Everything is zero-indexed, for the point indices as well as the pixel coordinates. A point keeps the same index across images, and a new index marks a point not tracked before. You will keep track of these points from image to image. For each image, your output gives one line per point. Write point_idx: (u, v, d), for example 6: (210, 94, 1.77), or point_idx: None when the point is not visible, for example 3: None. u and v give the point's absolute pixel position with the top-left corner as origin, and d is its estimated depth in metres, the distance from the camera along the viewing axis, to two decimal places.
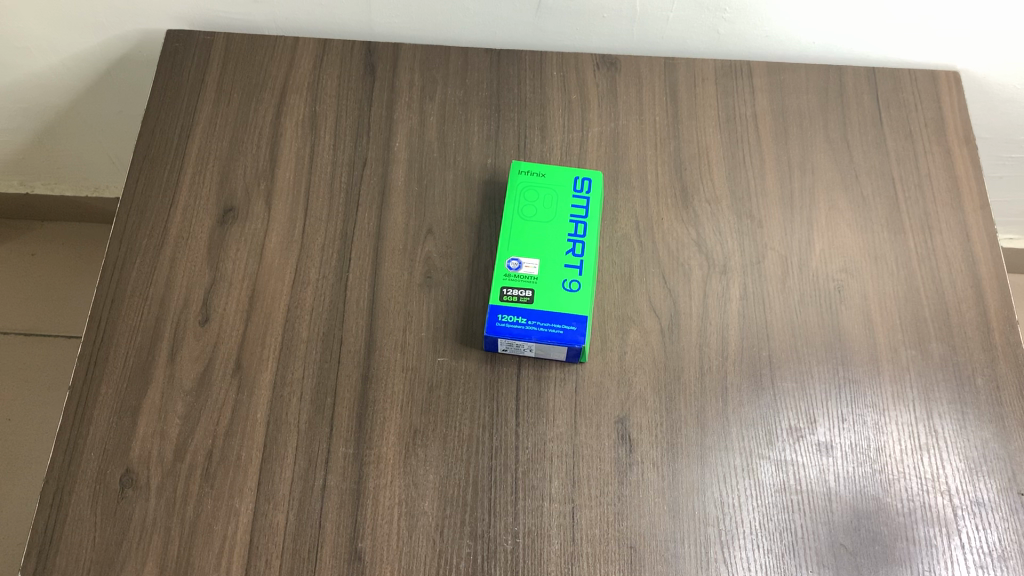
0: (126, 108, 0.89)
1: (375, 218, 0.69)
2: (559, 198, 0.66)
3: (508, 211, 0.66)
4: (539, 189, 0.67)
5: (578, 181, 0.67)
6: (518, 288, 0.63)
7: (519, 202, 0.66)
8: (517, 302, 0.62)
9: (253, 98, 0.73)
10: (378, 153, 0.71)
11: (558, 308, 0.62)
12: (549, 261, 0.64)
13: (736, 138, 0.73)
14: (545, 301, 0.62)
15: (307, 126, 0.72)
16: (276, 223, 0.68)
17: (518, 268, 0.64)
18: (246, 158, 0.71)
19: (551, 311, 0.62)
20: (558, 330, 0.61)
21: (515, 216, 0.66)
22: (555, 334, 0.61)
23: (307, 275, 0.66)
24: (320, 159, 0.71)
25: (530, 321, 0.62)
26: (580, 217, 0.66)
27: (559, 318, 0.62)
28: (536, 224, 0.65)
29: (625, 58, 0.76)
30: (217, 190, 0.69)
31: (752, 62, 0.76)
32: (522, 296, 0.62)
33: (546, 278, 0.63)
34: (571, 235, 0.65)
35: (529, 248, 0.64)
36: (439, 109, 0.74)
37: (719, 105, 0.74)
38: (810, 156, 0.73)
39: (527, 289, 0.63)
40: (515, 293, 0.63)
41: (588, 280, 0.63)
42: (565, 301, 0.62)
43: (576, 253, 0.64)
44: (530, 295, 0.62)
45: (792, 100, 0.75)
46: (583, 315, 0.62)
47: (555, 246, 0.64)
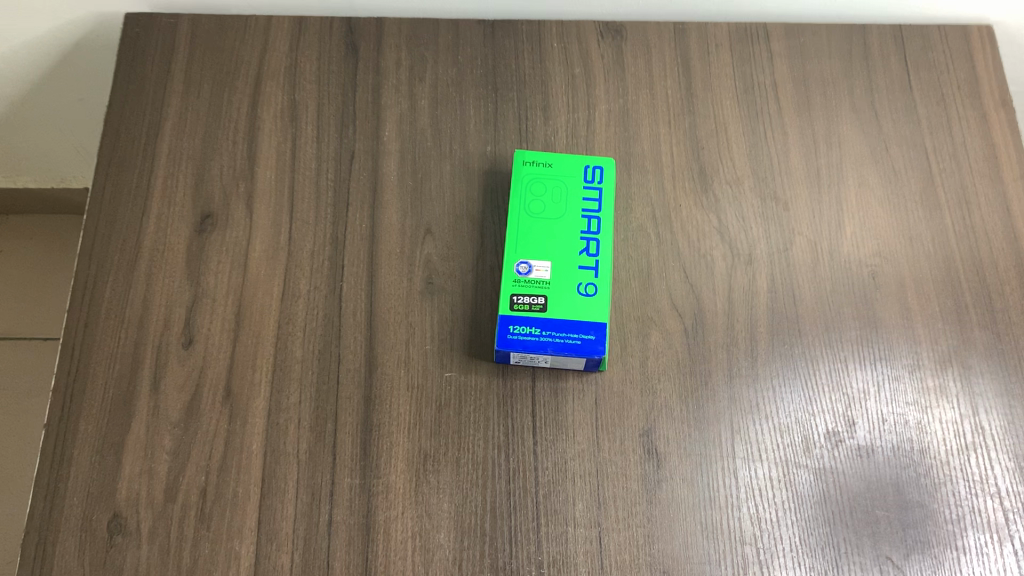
0: (87, 95, 0.82)
1: (368, 219, 0.63)
2: (569, 191, 0.61)
3: (513, 208, 0.60)
4: (546, 182, 0.61)
5: (589, 171, 0.62)
6: (530, 295, 0.58)
7: (525, 197, 0.61)
8: (529, 311, 0.57)
9: (225, 87, 0.67)
10: (366, 144, 0.65)
11: (576, 315, 0.57)
12: (562, 262, 0.58)
13: (755, 111, 0.67)
14: (560, 308, 0.57)
15: (287, 117, 0.66)
16: (260, 230, 0.62)
17: (529, 272, 0.58)
18: (222, 156, 0.64)
19: (567, 319, 0.57)
20: (576, 340, 0.56)
21: (522, 213, 0.60)
22: (573, 345, 0.56)
23: (297, 287, 0.61)
24: (304, 155, 0.64)
25: (545, 332, 0.57)
26: (593, 212, 0.60)
27: (576, 327, 0.57)
28: (545, 221, 0.60)
29: (631, 25, 0.70)
30: (193, 195, 0.63)
31: (769, 25, 0.70)
32: (535, 303, 0.57)
33: (560, 283, 0.58)
34: (585, 233, 0.59)
35: (539, 248, 0.59)
36: (430, 91, 0.67)
37: (735, 74, 0.68)
38: (835, 128, 0.67)
39: (539, 295, 0.58)
40: (527, 300, 0.57)
41: (606, 282, 0.58)
42: (583, 308, 0.57)
43: (591, 253, 0.59)
44: (543, 302, 0.57)
45: (814, 65, 0.69)
46: (603, 323, 0.57)
47: (568, 246, 0.59)
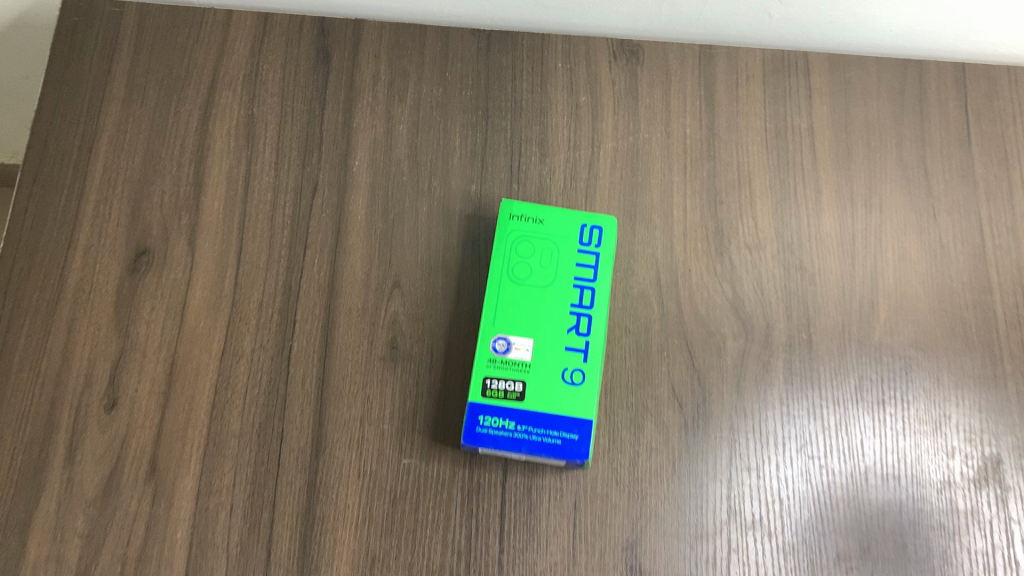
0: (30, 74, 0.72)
1: (327, 266, 0.54)
2: (561, 254, 0.52)
3: (494, 270, 0.52)
4: (535, 241, 0.52)
5: (586, 229, 0.53)
6: (505, 379, 0.49)
7: (509, 258, 0.52)
8: (503, 400, 0.49)
9: (173, 95, 0.57)
10: (332, 175, 0.56)
11: (557, 408, 0.49)
12: (546, 342, 0.50)
13: (786, 160, 0.58)
14: (540, 398, 0.49)
15: (242, 136, 0.57)
16: (202, 273, 0.54)
17: (506, 351, 0.50)
18: (164, 180, 0.56)
19: (547, 412, 0.49)
20: (556, 438, 0.48)
21: (504, 277, 0.51)
22: (551, 444, 0.48)
23: (240, 345, 0.53)
24: (258, 184, 0.56)
25: (519, 427, 0.49)
26: (586, 281, 0.51)
27: (557, 422, 0.49)
28: (530, 289, 0.51)
29: (650, 46, 0.60)
30: (128, 226, 0.55)
31: (810, 54, 0.60)
32: (510, 389, 0.49)
33: (542, 366, 0.50)
34: (575, 307, 0.51)
35: (520, 323, 0.50)
36: (411, 114, 0.58)
37: (767, 114, 0.59)
38: (877, 186, 0.58)
39: (516, 380, 0.49)
40: (502, 385, 0.49)
41: (595, 369, 0.50)
42: (566, 399, 0.49)
43: (582, 332, 0.51)
44: (520, 390, 0.49)
45: (858, 108, 0.59)
46: (588, 419, 0.49)
47: (555, 322, 0.50)
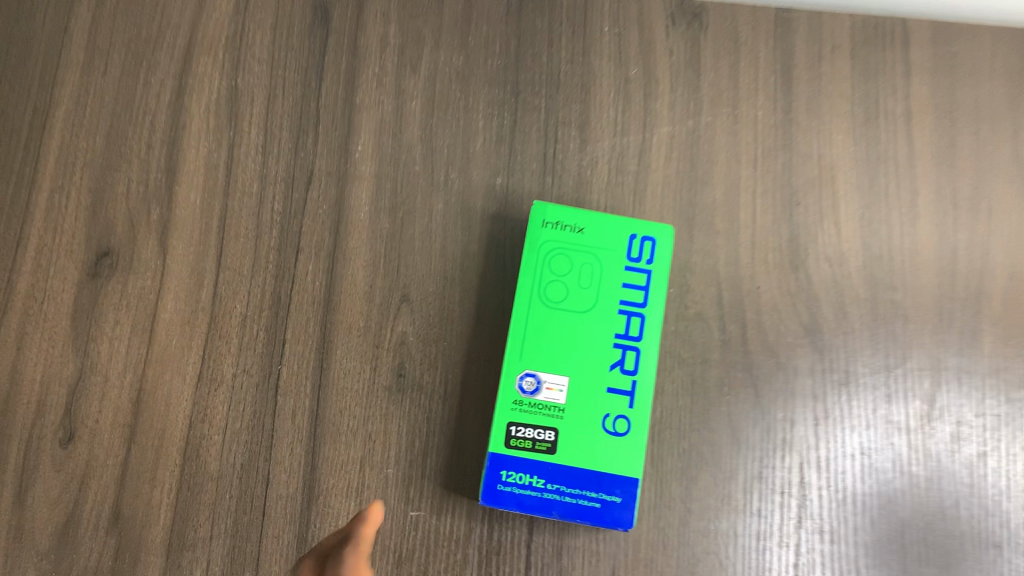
0: None
1: (323, 274, 0.46)
2: (603, 272, 0.43)
3: (522, 289, 0.42)
4: (572, 253, 0.43)
5: (635, 240, 0.43)
6: (534, 427, 0.41)
7: (541, 274, 0.43)
8: (531, 452, 0.41)
9: (141, 60, 0.48)
10: (330, 163, 0.47)
11: (595, 464, 0.41)
12: (584, 382, 0.41)
13: (877, 153, 0.48)
14: (575, 450, 0.41)
15: (223, 113, 0.47)
16: (175, 280, 0.45)
17: (536, 391, 0.41)
18: (131, 166, 0.47)
19: (583, 468, 0.41)
20: (593, 498, 0.41)
21: (534, 299, 0.42)
22: (588, 505, 0.41)
23: (220, 370, 0.44)
24: (243, 172, 0.47)
25: (550, 484, 0.41)
26: (634, 306, 0.42)
27: (595, 481, 0.41)
28: (565, 316, 0.42)
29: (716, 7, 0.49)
30: (88, 221, 0.46)
31: (911, 21, 0.49)
32: (540, 439, 0.41)
33: (578, 412, 0.41)
34: (620, 340, 0.42)
35: (553, 358, 0.42)
36: (425, 87, 0.48)
37: (855, 95, 0.49)
38: (985, 187, 0.48)
39: (547, 428, 0.41)
40: (529, 434, 0.41)
41: (643, 416, 0.42)
42: (607, 453, 0.41)
43: (627, 370, 0.42)
44: (552, 440, 0.41)
45: (967, 89, 0.49)
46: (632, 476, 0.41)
47: (595, 357, 0.42)
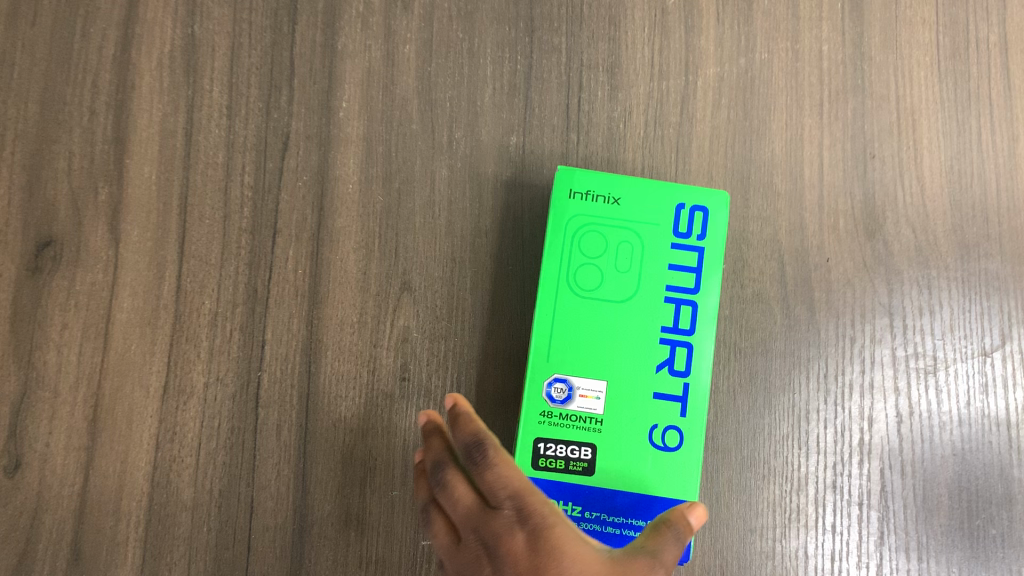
0: None
1: (307, 261, 0.38)
2: (645, 252, 0.35)
3: (547, 275, 0.35)
4: (607, 230, 0.35)
5: (682, 212, 0.35)
6: (567, 443, 0.34)
7: (569, 257, 0.35)
8: (563, 473, 0.34)
9: (75, 3, 0.39)
10: (310, 125, 0.39)
11: (642, 486, 0.34)
12: (626, 387, 0.34)
13: (967, 91, 0.40)
14: (617, 471, 0.34)
15: (179, 68, 0.39)
16: (132, 274, 0.38)
17: (567, 400, 0.34)
18: (71, 135, 0.39)
19: (628, 492, 0.34)
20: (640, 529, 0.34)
21: (562, 288, 0.35)
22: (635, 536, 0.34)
23: (189, 379, 0.37)
24: (205, 140, 0.39)
25: (588, 512, 0.34)
26: (684, 292, 0.35)
27: (643, 507, 0.34)
28: (600, 307, 0.35)
29: None
30: (23, 204, 0.38)
31: None
32: (574, 458, 0.34)
33: (620, 423, 0.34)
34: (668, 334, 0.35)
35: (587, 359, 0.34)
36: (420, 28, 0.39)
37: (940, 21, 0.40)
38: None
39: (582, 445, 0.34)
40: (561, 452, 0.34)
41: (697, 425, 0.34)
42: (656, 473, 0.34)
43: (677, 370, 0.35)
44: (589, 458, 0.34)
45: None
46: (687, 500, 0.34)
47: (639, 357, 0.35)
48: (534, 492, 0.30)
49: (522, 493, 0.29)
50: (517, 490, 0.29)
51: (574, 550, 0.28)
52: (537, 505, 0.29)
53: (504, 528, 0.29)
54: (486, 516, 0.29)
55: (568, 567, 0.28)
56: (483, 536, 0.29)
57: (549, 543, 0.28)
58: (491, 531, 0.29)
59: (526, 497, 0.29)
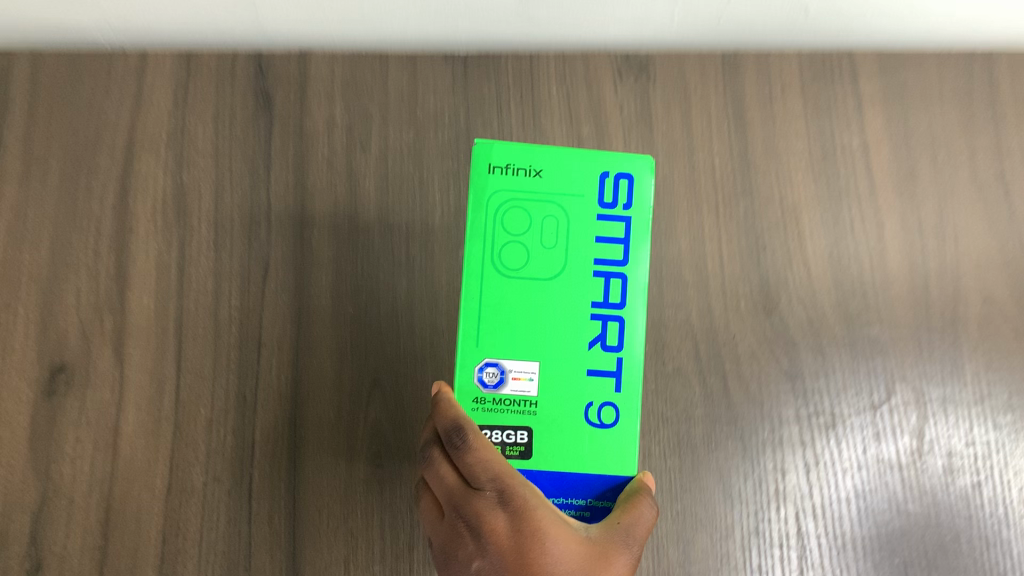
0: None
1: (288, 368, 0.44)
2: (571, 225, 0.34)
3: (472, 258, 0.34)
4: (530, 206, 0.34)
5: (606, 181, 0.35)
6: (503, 428, 0.34)
7: (493, 235, 0.34)
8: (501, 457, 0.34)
9: (81, 166, 0.46)
10: (286, 252, 0.45)
11: (580, 468, 0.34)
12: (559, 366, 0.34)
13: (838, 188, 0.47)
14: (554, 455, 0.34)
15: (170, 212, 0.46)
16: (135, 390, 0.44)
17: (499, 385, 0.34)
18: (78, 275, 0.45)
19: (565, 474, 0.34)
20: (581, 507, 0.34)
21: (487, 269, 0.34)
22: (575, 513, 0.34)
23: (190, 479, 0.43)
24: (196, 270, 0.45)
25: None
26: (613, 266, 0.35)
27: (585, 488, 0.34)
28: (529, 285, 0.34)
29: (662, 57, 0.48)
30: (38, 337, 0.44)
31: (856, 52, 0.49)
32: (511, 442, 0.34)
33: (555, 406, 0.34)
34: (599, 309, 0.35)
35: (518, 339, 0.34)
36: (377, 166, 0.47)
37: (810, 132, 0.48)
38: (948, 216, 0.48)
39: (518, 429, 0.34)
40: (498, 437, 0.34)
41: (632, 400, 0.35)
42: (593, 451, 0.34)
43: (610, 346, 0.35)
44: (525, 441, 0.34)
45: (919, 118, 0.49)
46: (626, 476, 0.34)
47: (571, 334, 0.34)
48: (515, 473, 0.31)
49: (504, 476, 0.30)
50: (500, 473, 0.30)
51: (553, 530, 0.30)
52: (519, 487, 0.30)
53: (487, 509, 0.30)
54: (469, 497, 0.30)
55: (552, 548, 0.30)
56: (466, 516, 0.31)
57: (532, 526, 0.30)
58: (474, 510, 0.30)
59: (508, 479, 0.30)
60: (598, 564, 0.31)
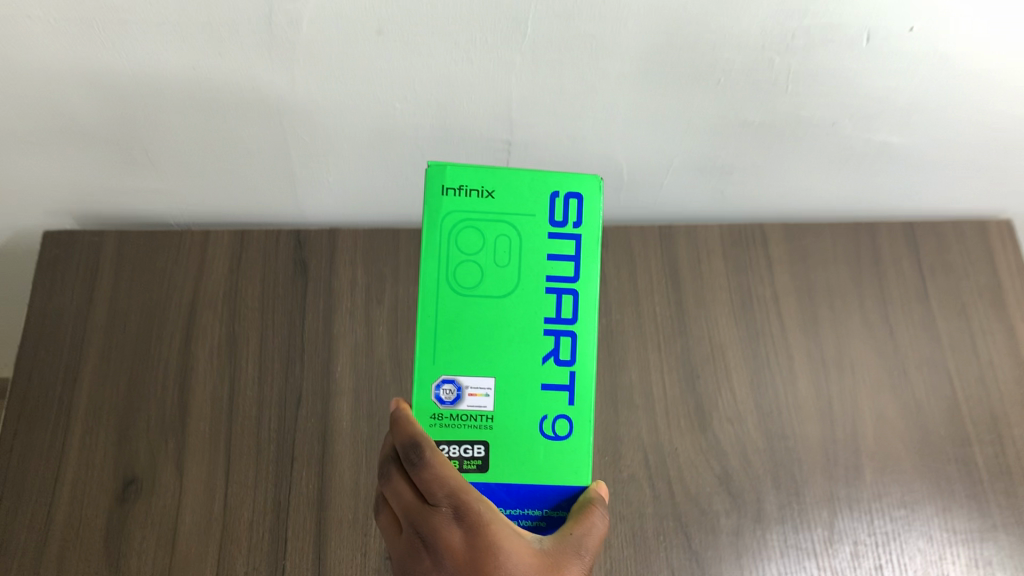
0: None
1: (315, 478, 0.54)
2: (523, 243, 0.35)
3: (426, 276, 0.35)
4: (483, 226, 0.36)
5: (557, 201, 0.36)
6: (460, 443, 0.34)
7: (444, 255, 0.35)
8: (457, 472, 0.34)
9: (155, 319, 0.59)
10: (316, 384, 0.57)
11: (535, 478, 0.34)
12: (513, 380, 0.35)
13: (756, 328, 0.59)
14: (507, 465, 0.34)
15: (224, 354, 0.58)
16: (191, 496, 0.54)
17: (456, 401, 0.34)
18: (150, 405, 0.56)
19: (520, 484, 0.34)
20: (537, 517, 0.34)
21: (440, 287, 0.35)
22: (531, 523, 0.34)
23: (232, 569, 0.52)
24: (243, 400, 0.56)
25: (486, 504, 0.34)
26: (565, 282, 0.36)
27: (541, 500, 0.34)
28: (481, 302, 0.35)
29: (612, 230, 0.61)
30: (115, 454, 0.55)
31: (765, 225, 0.63)
32: (468, 456, 0.34)
33: (510, 420, 0.34)
34: (552, 324, 0.35)
35: (470, 356, 0.34)
36: (389, 316, 0.59)
37: (731, 286, 0.60)
38: (846, 349, 0.59)
39: (473, 444, 0.34)
40: (453, 452, 0.34)
41: (585, 413, 0.35)
42: (549, 462, 0.34)
43: (563, 360, 0.35)
44: (482, 455, 0.34)
45: (818, 273, 0.61)
46: (580, 486, 0.34)
47: (527, 348, 0.35)
48: (472, 490, 0.31)
49: (460, 491, 0.30)
50: (456, 488, 0.30)
51: (510, 544, 0.30)
52: (475, 502, 0.30)
53: (442, 524, 0.30)
54: (424, 513, 0.30)
55: (508, 563, 0.29)
56: (420, 531, 0.30)
57: (487, 540, 0.30)
58: (429, 527, 0.30)
59: (464, 494, 0.30)
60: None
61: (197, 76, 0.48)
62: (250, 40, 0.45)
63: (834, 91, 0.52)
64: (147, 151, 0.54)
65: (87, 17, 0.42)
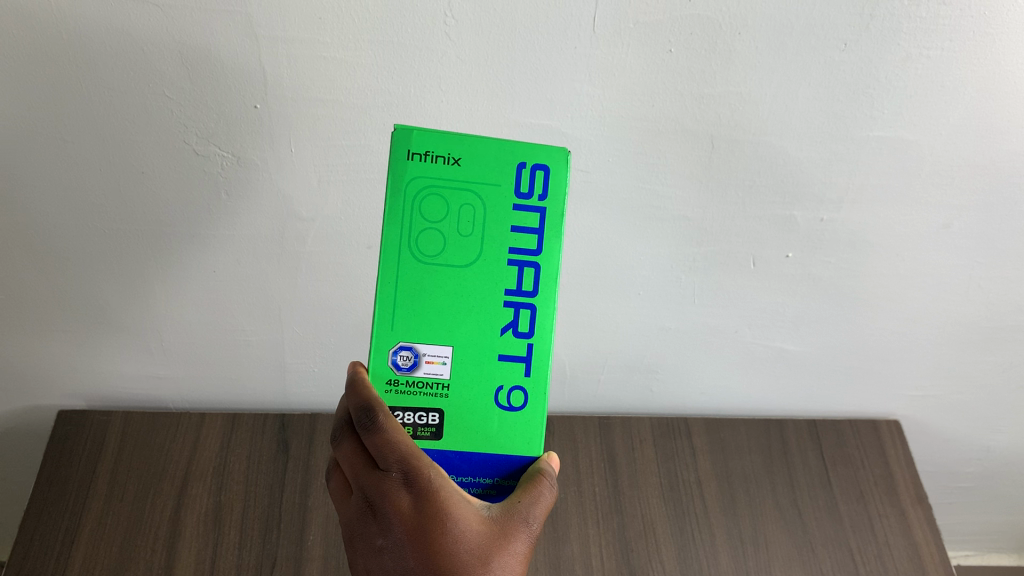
0: None
1: None
2: (487, 213, 0.41)
3: (392, 243, 0.41)
4: (448, 193, 0.41)
5: (524, 171, 0.42)
6: (415, 411, 0.42)
7: (412, 221, 0.41)
8: (415, 433, 0.42)
9: (149, 489, 0.64)
10: (289, 551, 0.61)
11: (487, 445, 0.42)
12: (470, 349, 0.42)
13: (679, 507, 0.67)
14: (460, 431, 0.42)
15: (209, 521, 0.62)
16: None
17: (413, 368, 0.42)
18: (139, 565, 0.60)
19: (472, 451, 0.42)
20: (486, 485, 0.43)
21: (404, 254, 0.41)
22: (480, 489, 0.43)
23: None
24: (224, 562, 0.60)
25: (443, 461, 0.42)
26: (528, 255, 0.42)
27: (491, 468, 0.43)
28: (446, 271, 0.41)
29: (557, 419, 0.70)
30: None
31: (688, 420, 0.72)
32: (423, 423, 0.42)
33: (464, 388, 0.42)
34: (513, 296, 0.42)
35: (431, 323, 0.41)
36: None
37: (660, 470, 0.68)
38: (761, 528, 0.67)
39: (430, 412, 0.42)
40: (411, 417, 0.42)
41: (539, 383, 0.43)
42: (503, 428, 0.43)
43: (521, 332, 0.42)
44: (438, 421, 0.42)
45: (735, 462, 0.70)
46: (532, 456, 0.43)
47: (488, 321, 0.42)
48: (420, 454, 0.39)
49: (408, 458, 0.39)
50: (405, 455, 0.39)
51: (454, 505, 0.39)
52: (420, 468, 0.39)
53: (392, 487, 0.39)
54: (378, 475, 0.39)
55: (451, 529, 0.39)
56: (373, 490, 0.39)
57: (429, 506, 0.39)
58: (382, 488, 0.39)
59: (411, 461, 0.39)
60: (496, 540, 0.40)
61: (209, 253, 0.58)
62: (262, 246, 0.58)
63: (729, 303, 0.65)
64: (162, 338, 0.64)
65: (113, 161, 0.52)
